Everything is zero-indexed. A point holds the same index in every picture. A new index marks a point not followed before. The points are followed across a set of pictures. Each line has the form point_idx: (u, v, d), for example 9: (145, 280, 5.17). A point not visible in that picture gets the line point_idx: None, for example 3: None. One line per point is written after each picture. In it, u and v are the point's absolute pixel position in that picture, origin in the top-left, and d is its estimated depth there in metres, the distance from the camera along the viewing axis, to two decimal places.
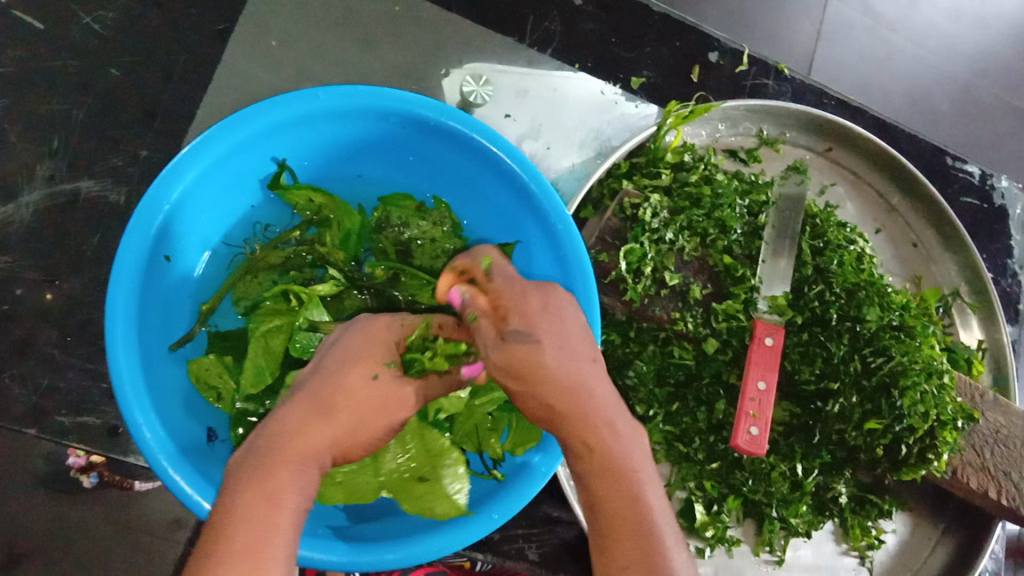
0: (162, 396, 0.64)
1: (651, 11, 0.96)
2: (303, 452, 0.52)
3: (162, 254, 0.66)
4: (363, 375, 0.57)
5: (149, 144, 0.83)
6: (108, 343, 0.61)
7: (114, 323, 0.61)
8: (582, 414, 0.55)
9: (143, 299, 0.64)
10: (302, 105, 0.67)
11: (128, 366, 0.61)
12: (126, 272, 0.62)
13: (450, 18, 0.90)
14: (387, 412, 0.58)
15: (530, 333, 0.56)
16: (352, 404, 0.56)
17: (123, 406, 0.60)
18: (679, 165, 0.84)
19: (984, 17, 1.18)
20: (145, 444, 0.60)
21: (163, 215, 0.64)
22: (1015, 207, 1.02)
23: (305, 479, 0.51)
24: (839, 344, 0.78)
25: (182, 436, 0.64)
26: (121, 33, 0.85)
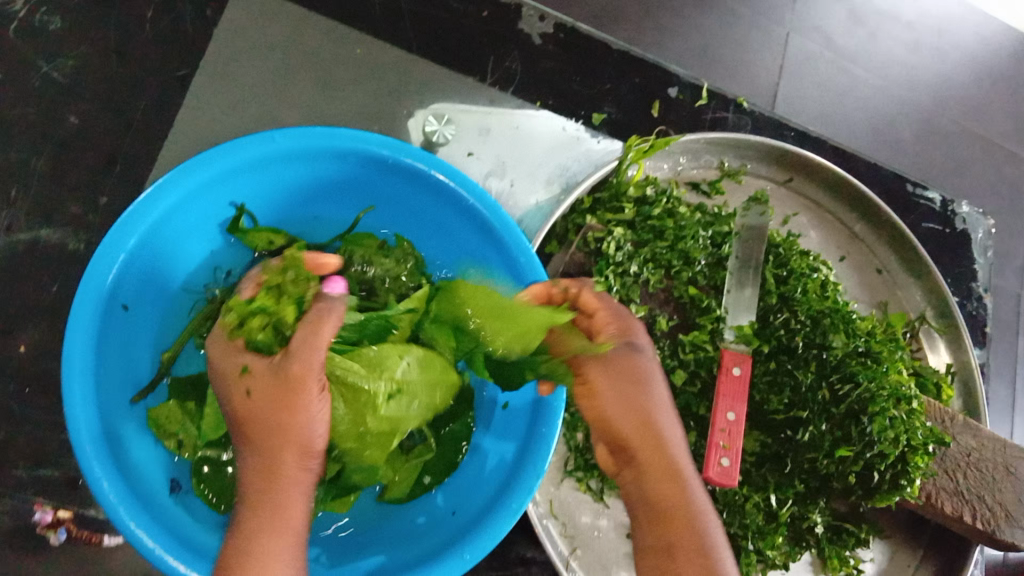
0: (126, 449, 0.63)
1: (611, 49, 0.97)
2: (261, 485, 0.57)
3: (121, 304, 0.65)
4: (240, 393, 0.58)
5: (110, 191, 0.83)
6: (66, 395, 0.60)
7: (71, 376, 0.60)
8: (648, 452, 0.59)
9: (101, 349, 0.63)
10: (259, 148, 0.67)
11: (87, 419, 0.60)
12: (86, 323, 0.61)
13: (410, 59, 0.91)
14: (292, 393, 0.57)
15: (633, 347, 0.63)
16: (249, 418, 0.58)
17: (82, 460, 0.59)
18: (642, 199, 0.85)
19: (940, 48, 1.22)
20: (105, 500, 0.58)
21: (120, 262, 0.64)
22: (977, 231, 1.04)
23: (274, 507, 0.56)
24: (806, 372, 0.79)
25: (145, 486, 0.63)
26: (82, 82, 0.85)
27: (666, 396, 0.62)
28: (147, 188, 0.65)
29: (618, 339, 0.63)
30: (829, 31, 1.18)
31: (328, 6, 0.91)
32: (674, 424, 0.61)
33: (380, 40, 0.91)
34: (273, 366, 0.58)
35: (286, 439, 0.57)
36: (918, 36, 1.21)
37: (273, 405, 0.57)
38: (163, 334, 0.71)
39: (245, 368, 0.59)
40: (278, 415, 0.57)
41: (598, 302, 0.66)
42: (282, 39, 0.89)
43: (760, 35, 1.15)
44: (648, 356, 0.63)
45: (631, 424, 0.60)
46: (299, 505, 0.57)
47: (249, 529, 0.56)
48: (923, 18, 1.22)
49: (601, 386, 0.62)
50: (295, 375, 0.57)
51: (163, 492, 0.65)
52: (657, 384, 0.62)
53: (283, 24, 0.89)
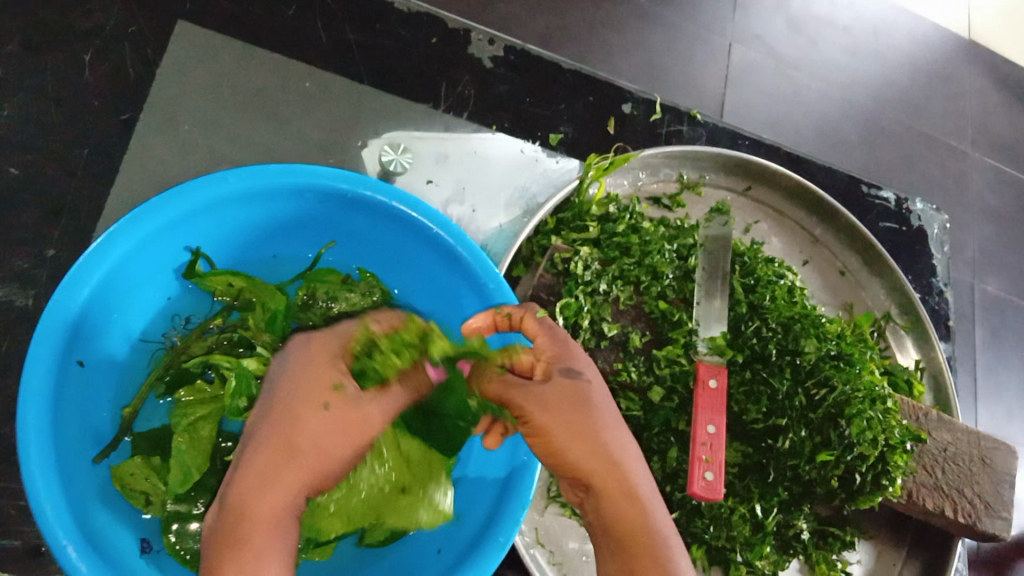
0: (90, 511, 0.60)
1: (562, 69, 0.97)
2: (275, 506, 0.51)
3: (75, 360, 0.62)
4: (321, 402, 0.56)
5: (57, 242, 0.79)
6: (21, 461, 0.56)
7: (26, 441, 0.57)
8: (605, 479, 0.57)
9: (58, 409, 0.60)
10: (214, 190, 0.65)
11: (46, 484, 0.57)
12: (39, 383, 0.58)
13: (363, 89, 0.90)
14: (359, 427, 0.58)
15: (576, 374, 0.63)
16: (310, 430, 0.54)
17: (43, 528, 0.55)
18: (605, 217, 0.85)
19: (876, 50, 1.25)
20: (73, 569, 0.55)
21: (73, 317, 0.61)
22: (932, 226, 1.07)
23: (279, 535, 0.50)
24: (782, 379, 0.78)
25: (114, 548, 0.60)
26: (19, 130, 0.81)
27: (613, 418, 0.61)
28: (98, 239, 0.62)
29: (556, 370, 0.63)
30: (770, 40, 1.20)
31: (275, 41, 0.89)
32: (630, 445, 0.60)
33: (331, 72, 0.90)
34: (358, 398, 0.58)
35: (321, 468, 0.55)
36: (856, 40, 1.25)
37: (341, 428, 0.56)
38: (122, 388, 0.68)
39: (336, 385, 0.57)
40: (336, 443, 0.56)
41: (540, 329, 0.66)
42: (230, 77, 0.87)
43: (704, 48, 1.16)
44: (590, 382, 0.63)
45: (581, 454, 0.58)
46: (293, 541, 0.51)
47: (256, 549, 0.49)
48: (859, 22, 1.26)
49: (545, 423, 0.60)
50: (365, 416, 0.58)
51: (133, 551, 0.62)
52: (602, 408, 0.61)
53: (231, 62, 0.87)
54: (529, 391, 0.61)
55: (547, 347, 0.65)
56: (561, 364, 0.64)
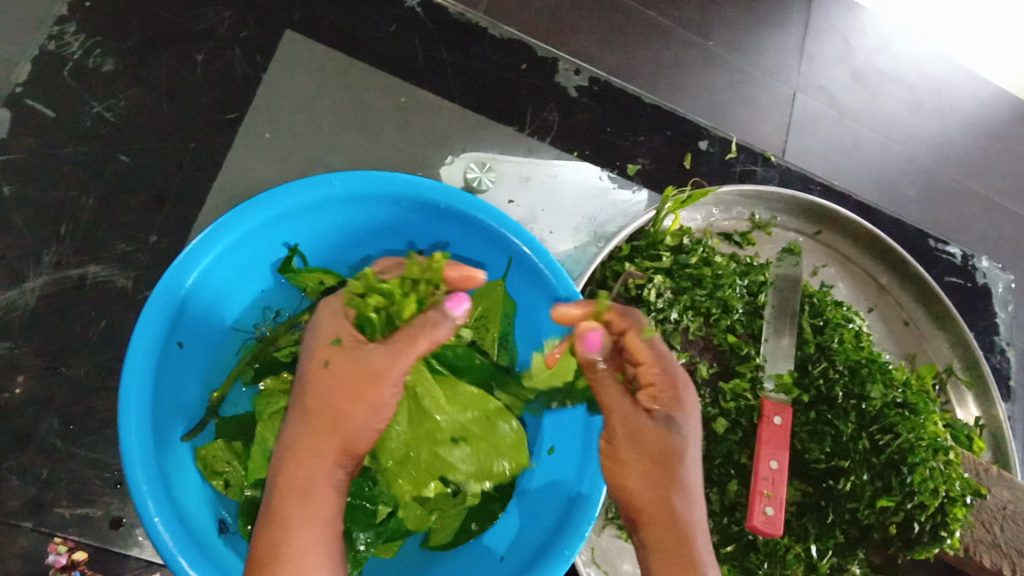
0: (178, 490, 0.63)
1: (643, 103, 1.00)
2: (310, 467, 0.58)
3: (175, 342, 0.65)
4: (321, 360, 0.61)
5: (158, 229, 0.83)
6: (123, 434, 0.59)
7: (128, 416, 0.59)
8: (660, 533, 0.59)
9: (156, 389, 0.63)
10: (316, 192, 0.68)
11: (144, 458, 0.60)
12: (143, 362, 0.61)
13: (453, 108, 0.93)
14: (375, 381, 0.59)
15: (678, 416, 0.62)
16: (329, 387, 0.59)
17: (137, 500, 0.58)
18: (679, 247, 0.86)
19: (943, 109, 1.16)
20: (163, 545, 0.58)
21: (178, 303, 0.64)
22: (997, 285, 1.07)
23: (317, 494, 0.58)
24: (846, 422, 0.79)
25: (199, 528, 0.62)
26: (133, 123, 0.86)
27: (695, 480, 0.61)
28: (206, 229, 0.65)
29: (659, 411, 0.62)
30: (833, 90, 1.12)
31: (373, 55, 0.93)
32: (698, 511, 0.60)
33: (423, 89, 0.93)
34: (365, 350, 0.60)
35: (341, 424, 0.59)
36: (922, 96, 1.15)
37: (346, 386, 0.59)
38: (212, 374, 0.71)
39: (336, 341, 0.61)
40: (348, 399, 0.59)
41: (644, 351, 0.64)
42: (328, 85, 0.90)
43: (768, 91, 1.09)
44: (687, 434, 0.61)
45: (647, 500, 0.60)
46: (330, 493, 0.59)
47: (289, 512, 0.57)
48: (924, 79, 1.16)
49: (627, 455, 0.62)
50: (373, 367, 0.60)
51: (213, 532, 0.64)
52: (688, 466, 0.61)
53: (331, 72, 0.91)
54: (609, 395, 0.63)
55: (659, 378, 0.63)
56: (665, 404, 0.62)
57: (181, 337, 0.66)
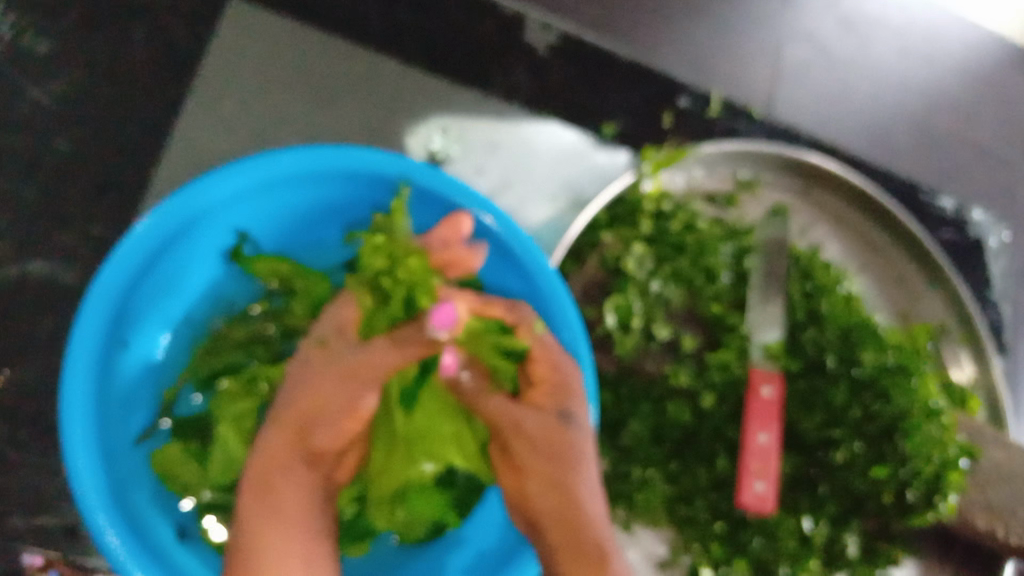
0: (127, 497, 0.61)
1: (617, 59, 0.95)
2: (283, 471, 0.56)
3: (117, 341, 0.62)
4: (300, 355, 0.62)
5: (103, 220, 0.80)
6: (66, 441, 0.57)
7: (69, 422, 0.57)
8: (560, 521, 0.55)
9: (100, 390, 0.60)
10: (263, 172, 0.65)
11: (88, 465, 0.57)
12: (83, 364, 0.59)
13: (415, 74, 0.88)
14: (351, 377, 0.59)
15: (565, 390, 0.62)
16: (296, 378, 0.60)
17: (85, 509, 0.56)
18: (660, 214, 0.82)
19: (933, 54, 1.10)
20: (113, 554, 0.56)
21: (116, 300, 0.61)
22: (989, 238, 1.03)
23: (274, 499, 0.55)
24: (838, 388, 0.76)
25: (150, 535, 0.60)
26: (70, 106, 0.82)
27: (592, 466, 0.58)
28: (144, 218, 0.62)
29: (551, 410, 0.61)
30: (820, 37, 1.06)
31: (326, 19, 0.87)
32: (597, 488, 0.57)
33: (381, 54, 0.88)
34: (345, 349, 0.61)
35: (311, 423, 0.58)
36: (911, 42, 1.09)
37: (316, 386, 0.58)
38: (165, 372, 0.68)
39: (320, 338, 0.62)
40: (324, 393, 0.58)
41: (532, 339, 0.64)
42: (279, 54, 0.85)
43: (753, 42, 1.04)
44: (577, 433, 0.59)
45: (546, 505, 0.57)
46: (297, 501, 0.56)
47: (252, 518, 0.54)
48: (913, 23, 1.10)
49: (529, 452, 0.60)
50: (353, 366, 0.59)
51: (171, 541, 0.62)
52: (583, 463, 0.58)
53: (280, 37, 0.85)
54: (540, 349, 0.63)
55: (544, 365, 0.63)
56: (546, 406, 0.62)
57: (123, 335, 0.63)
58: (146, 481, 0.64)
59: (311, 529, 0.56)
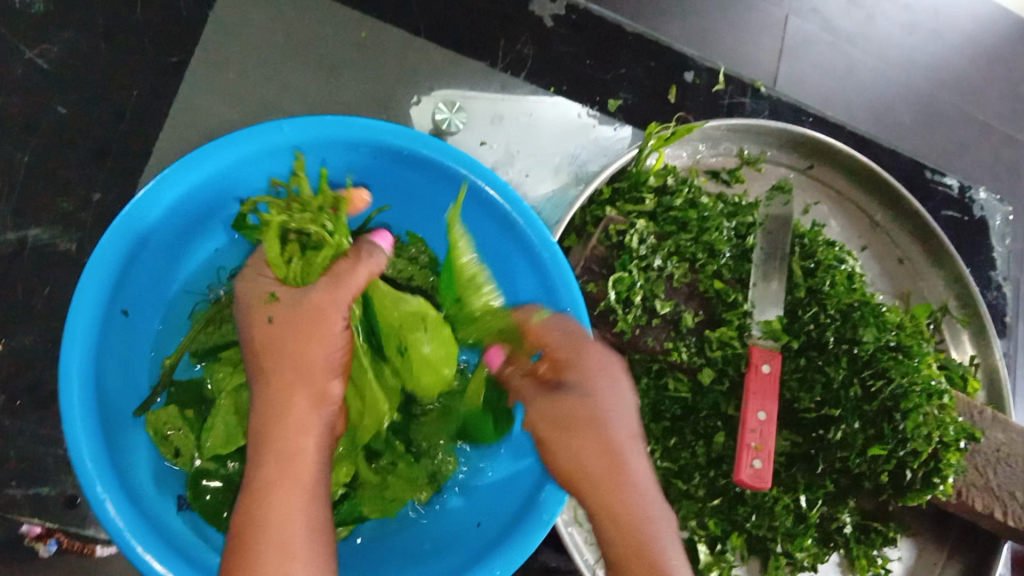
0: (126, 466, 0.61)
1: (624, 31, 0.93)
2: (295, 432, 0.57)
3: (118, 310, 0.62)
4: (261, 319, 0.60)
5: (102, 187, 0.79)
6: (64, 412, 0.57)
7: (69, 389, 0.57)
8: (612, 497, 0.55)
9: (100, 358, 0.60)
10: (265, 140, 0.64)
11: (88, 434, 0.57)
12: (81, 333, 0.58)
13: (419, 44, 0.87)
14: (320, 321, 0.59)
15: (582, 385, 0.59)
16: (269, 345, 0.59)
17: (84, 479, 0.56)
18: (662, 188, 0.82)
19: (940, 30, 1.08)
20: (111, 523, 0.56)
21: (117, 267, 0.60)
22: (995, 217, 1.02)
23: (296, 464, 0.55)
24: (837, 368, 0.75)
25: (149, 505, 0.60)
26: (67, 69, 0.81)
27: (629, 441, 0.58)
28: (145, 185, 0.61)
29: (586, 388, 0.59)
30: (828, 11, 1.05)
31: None
32: (641, 464, 0.57)
33: (384, 22, 0.87)
34: (295, 297, 0.60)
35: (308, 377, 0.58)
36: (919, 18, 1.08)
37: (300, 329, 0.59)
38: (163, 340, 0.68)
39: (271, 296, 0.61)
40: (307, 343, 0.59)
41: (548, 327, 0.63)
42: (284, 23, 0.85)
43: (760, 15, 1.02)
44: (609, 406, 0.58)
45: (582, 469, 0.57)
46: (315, 459, 0.56)
47: (273, 488, 0.54)
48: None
49: (552, 435, 0.58)
50: (318, 303, 0.60)
51: (169, 508, 0.63)
52: (613, 425, 0.58)
53: (282, 6, 0.85)
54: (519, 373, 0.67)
55: (561, 348, 0.61)
56: (572, 377, 0.59)
57: (124, 304, 0.63)
58: (143, 447, 0.64)
59: (325, 484, 0.56)
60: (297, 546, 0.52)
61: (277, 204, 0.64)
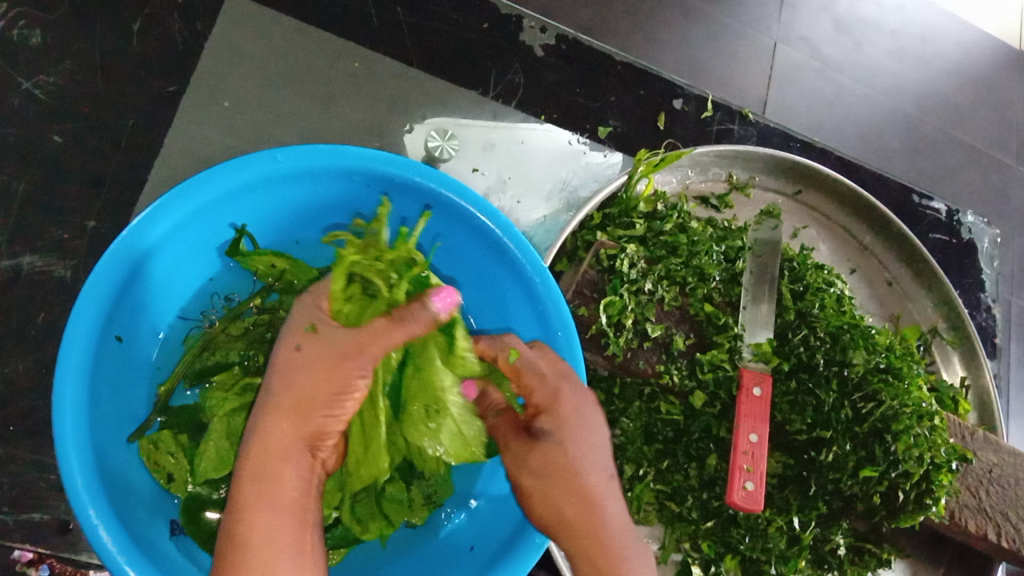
0: (119, 491, 0.61)
1: (613, 60, 0.95)
2: (281, 456, 0.56)
3: (112, 335, 0.63)
4: (288, 347, 0.58)
5: (97, 214, 0.80)
6: (57, 436, 0.57)
7: (63, 413, 0.58)
8: (580, 539, 0.58)
9: (94, 383, 0.61)
10: (260, 168, 0.65)
11: (81, 457, 0.58)
12: (75, 359, 0.59)
13: (411, 74, 0.89)
14: (341, 365, 0.57)
15: (554, 433, 0.61)
16: (284, 373, 0.57)
17: (76, 503, 0.56)
18: (652, 214, 0.83)
19: (925, 58, 1.11)
20: (103, 546, 0.56)
21: (111, 293, 0.61)
22: (982, 240, 1.04)
23: (277, 489, 0.55)
24: (828, 391, 0.76)
25: (140, 530, 0.60)
26: (64, 99, 0.82)
27: (603, 485, 0.60)
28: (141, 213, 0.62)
29: (554, 435, 0.61)
30: (814, 39, 1.08)
31: (323, 18, 0.88)
32: (616, 505, 0.59)
33: (377, 53, 0.89)
34: (332, 334, 0.58)
35: (308, 411, 0.57)
36: (903, 46, 1.10)
37: (319, 368, 0.57)
38: (158, 368, 0.69)
39: (309, 325, 0.59)
40: (320, 382, 0.57)
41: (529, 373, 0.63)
42: (279, 53, 0.86)
43: (746, 44, 1.04)
44: (576, 450, 0.61)
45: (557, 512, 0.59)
46: (298, 489, 0.56)
47: (255, 509, 0.54)
48: (908, 26, 1.11)
49: (529, 485, 0.61)
50: (348, 350, 0.57)
51: (162, 533, 0.63)
52: (589, 470, 0.60)
53: (277, 37, 0.87)
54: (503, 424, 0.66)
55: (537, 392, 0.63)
56: (546, 424, 0.62)
57: (119, 329, 0.64)
58: (137, 474, 0.64)
59: (309, 514, 0.56)
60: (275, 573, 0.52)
61: (357, 243, 0.62)
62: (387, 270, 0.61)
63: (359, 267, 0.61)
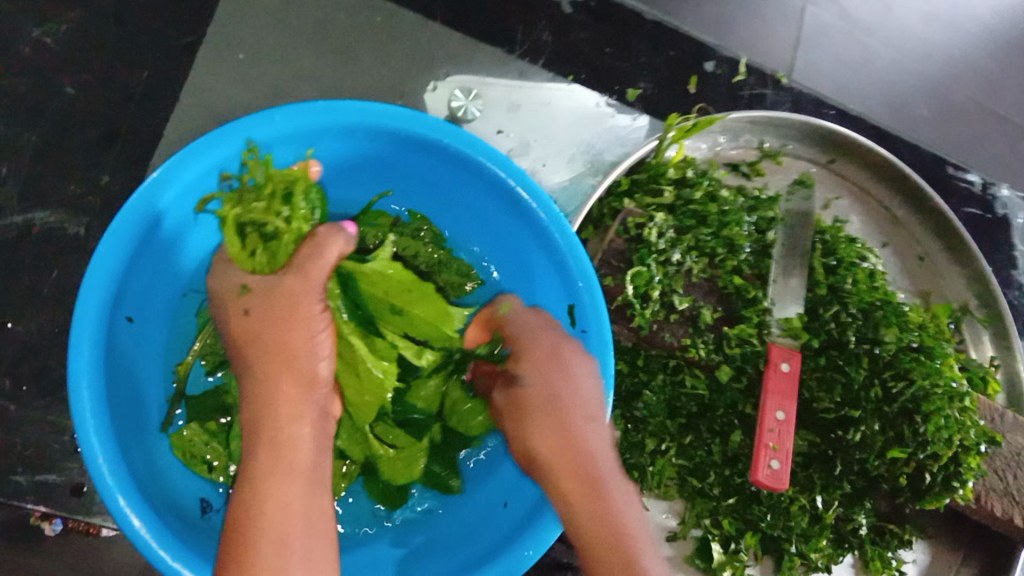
0: (145, 477, 0.59)
1: (644, 20, 0.92)
2: (287, 420, 0.56)
3: (121, 315, 0.60)
4: (236, 313, 0.59)
5: (110, 169, 0.78)
6: (79, 425, 0.56)
7: (81, 401, 0.56)
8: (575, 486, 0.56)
9: (109, 365, 0.59)
10: (258, 128, 0.62)
11: (104, 445, 0.56)
12: (89, 343, 0.57)
13: (434, 29, 0.85)
14: (295, 307, 0.58)
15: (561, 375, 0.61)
16: (251, 336, 0.58)
17: (106, 495, 0.55)
18: (681, 180, 0.79)
19: (962, 22, 1.06)
20: (139, 538, 0.55)
21: (118, 272, 0.59)
22: (1017, 216, 1.01)
23: (288, 453, 0.55)
24: (858, 369, 0.73)
25: (171, 514, 0.59)
26: (75, 48, 0.79)
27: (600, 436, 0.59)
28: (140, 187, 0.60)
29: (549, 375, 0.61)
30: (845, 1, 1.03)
31: None
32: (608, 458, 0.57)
33: (400, 6, 0.85)
34: (263, 286, 0.59)
35: (292, 358, 0.58)
36: (941, 9, 1.05)
37: (280, 318, 0.58)
38: (173, 346, 0.67)
39: (244, 288, 0.60)
40: (291, 331, 0.58)
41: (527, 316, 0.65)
42: (298, 5, 0.83)
43: (780, 3, 1.00)
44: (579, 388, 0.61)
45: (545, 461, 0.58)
46: (307, 447, 0.56)
47: (262, 477, 0.53)
48: None
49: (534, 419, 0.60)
50: (292, 290, 0.59)
51: (195, 517, 0.62)
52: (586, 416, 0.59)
53: None
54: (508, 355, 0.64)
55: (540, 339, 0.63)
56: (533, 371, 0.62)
57: (128, 309, 0.61)
58: (166, 460, 0.63)
59: (321, 474, 0.56)
60: (288, 540, 0.51)
61: (233, 196, 0.62)
62: (275, 206, 0.61)
63: (249, 215, 0.61)
